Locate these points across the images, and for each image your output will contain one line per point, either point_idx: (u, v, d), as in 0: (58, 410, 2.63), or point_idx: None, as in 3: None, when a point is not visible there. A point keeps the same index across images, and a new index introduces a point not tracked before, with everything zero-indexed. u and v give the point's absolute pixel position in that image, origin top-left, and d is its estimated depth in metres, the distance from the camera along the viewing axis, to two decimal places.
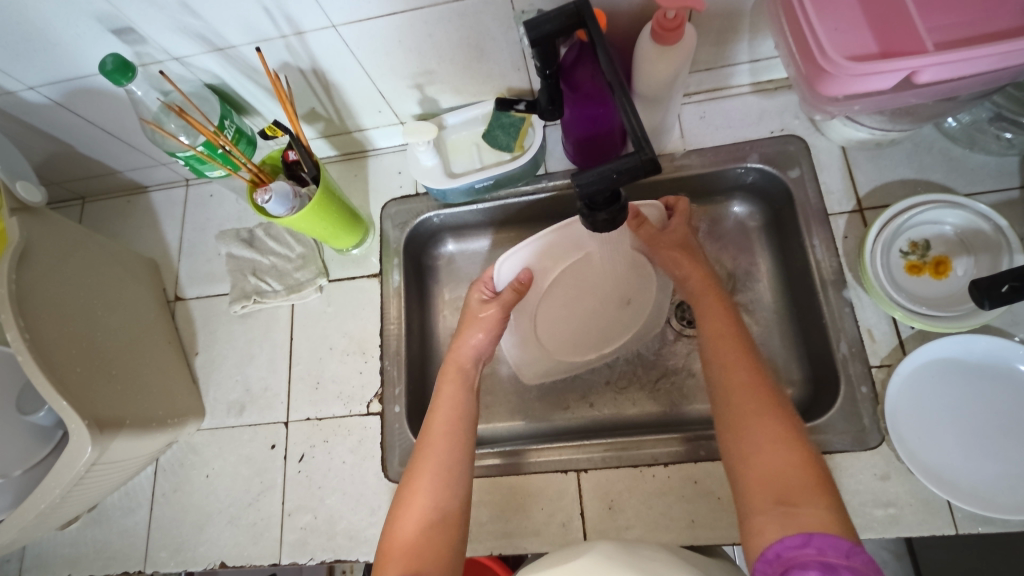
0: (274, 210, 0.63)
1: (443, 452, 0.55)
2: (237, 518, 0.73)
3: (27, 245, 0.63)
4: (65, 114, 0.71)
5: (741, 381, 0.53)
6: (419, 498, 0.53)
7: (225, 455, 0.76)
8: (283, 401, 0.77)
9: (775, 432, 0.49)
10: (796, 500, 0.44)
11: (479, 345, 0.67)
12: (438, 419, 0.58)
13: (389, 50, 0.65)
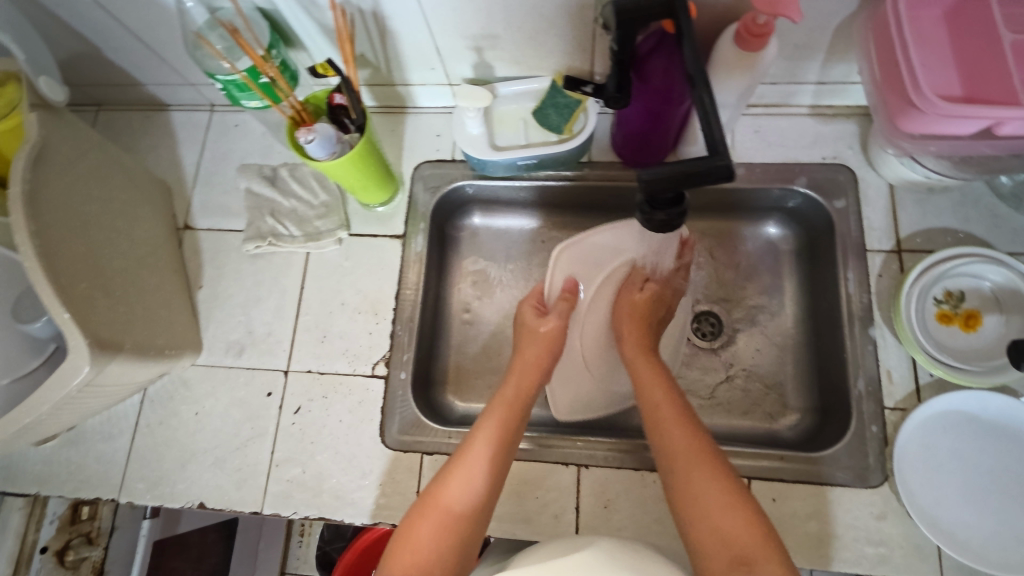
0: (313, 152, 0.60)
1: (467, 470, 0.57)
2: (222, 461, 0.71)
3: (43, 146, 0.59)
4: (101, 14, 0.67)
5: (682, 444, 0.55)
6: (431, 517, 0.54)
7: (217, 395, 0.73)
8: (286, 350, 0.74)
9: (722, 492, 0.50)
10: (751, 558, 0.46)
11: (531, 378, 0.67)
12: (481, 438, 0.59)
13: (459, 5, 0.62)
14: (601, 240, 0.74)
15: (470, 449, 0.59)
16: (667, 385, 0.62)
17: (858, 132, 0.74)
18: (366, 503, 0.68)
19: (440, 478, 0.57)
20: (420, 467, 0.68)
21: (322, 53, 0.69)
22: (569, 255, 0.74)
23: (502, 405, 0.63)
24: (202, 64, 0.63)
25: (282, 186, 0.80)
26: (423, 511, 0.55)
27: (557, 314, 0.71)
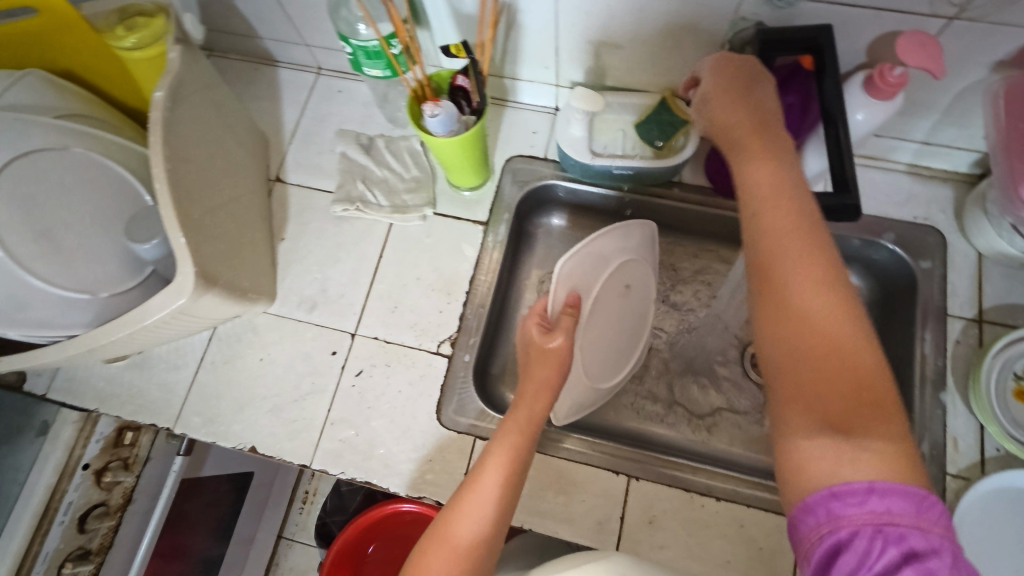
0: (432, 127, 0.63)
1: (479, 496, 0.53)
2: (278, 410, 0.72)
3: (180, 80, 0.61)
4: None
5: (813, 281, 0.42)
6: (442, 543, 0.50)
7: (284, 345, 0.75)
8: (356, 313, 0.76)
9: (845, 341, 0.40)
10: (849, 423, 0.38)
11: (542, 404, 0.59)
12: (493, 467, 0.55)
13: (593, 11, 0.64)
14: (612, 243, 0.67)
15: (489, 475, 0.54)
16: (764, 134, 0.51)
17: (952, 197, 0.74)
18: (413, 476, 0.69)
19: (456, 500, 0.54)
20: (471, 450, 0.69)
21: (446, 35, 0.71)
22: (570, 268, 0.63)
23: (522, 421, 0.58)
24: (343, 28, 0.67)
25: (376, 157, 0.82)
26: (434, 536, 0.51)
27: (563, 330, 0.61)
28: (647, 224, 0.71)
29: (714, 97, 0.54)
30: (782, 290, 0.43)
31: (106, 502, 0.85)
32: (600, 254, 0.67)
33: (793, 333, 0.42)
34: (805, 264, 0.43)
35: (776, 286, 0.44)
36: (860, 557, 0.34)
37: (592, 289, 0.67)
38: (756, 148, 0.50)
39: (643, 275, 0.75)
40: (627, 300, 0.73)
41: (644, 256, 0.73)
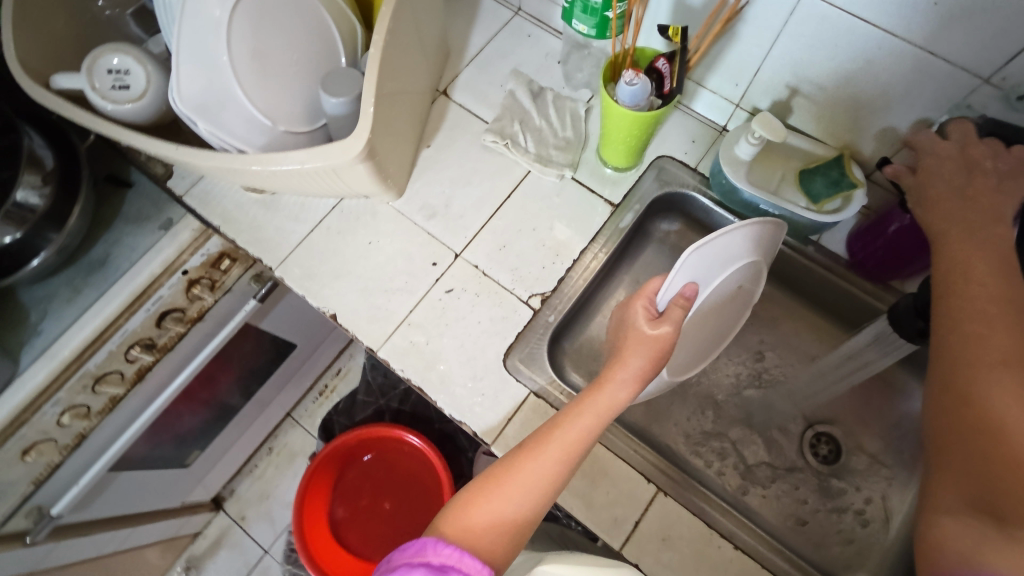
0: (620, 95, 0.65)
1: (535, 468, 0.53)
2: (368, 293, 0.76)
3: None
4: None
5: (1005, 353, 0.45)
6: (491, 501, 0.51)
7: (394, 238, 0.79)
8: (467, 237, 0.78)
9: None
10: (1003, 483, 0.41)
11: (626, 394, 0.56)
12: (561, 440, 0.53)
13: (816, 45, 0.64)
14: (738, 246, 0.65)
15: (549, 445, 0.54)
16: (972, 223, 0.55)
17: None
18: (462, 402, 0.71)
19: (509, 464, 0.53)
20: (523, 401, 0.71)
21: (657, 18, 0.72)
22: (694, 258, 0.61)
23: (599, 408, 0.55)
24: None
25: (540, 106, 0.84)
26: (482, 495, 0.51)
27: (670, 322, 0.58)
28: (776, 232, 0.69)
29: (927, 188, 0.60)
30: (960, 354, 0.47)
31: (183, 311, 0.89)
32: (725, 248, 0.64)
33: (965, 394, 0.46)
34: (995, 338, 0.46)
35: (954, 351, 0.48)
36: None
37: (704, 282, 0.65)
38: (956, 233, 0.55)
39: (749, 282, 0.74)
40: (724, 299, 0.72)
41: (759, 265, 0.72)
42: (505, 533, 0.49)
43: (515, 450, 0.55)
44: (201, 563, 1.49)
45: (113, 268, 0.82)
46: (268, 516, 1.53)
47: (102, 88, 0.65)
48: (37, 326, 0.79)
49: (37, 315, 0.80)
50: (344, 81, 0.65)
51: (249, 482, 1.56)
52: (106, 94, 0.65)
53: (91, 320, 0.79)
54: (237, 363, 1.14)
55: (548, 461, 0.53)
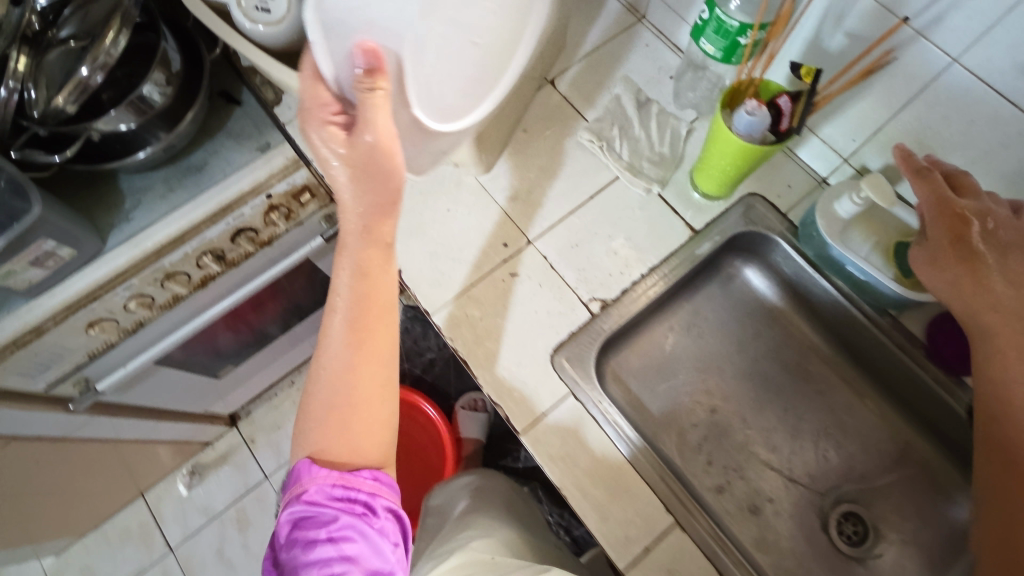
0: (738, 120, 0.65)
1: (347, 370, 0.65)
2: (436, 257, 0.77)
3: None
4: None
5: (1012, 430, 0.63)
6: (340, 431, 0.64)
7: (473, 211, 0.80)
8: (543, 227, 0.79)
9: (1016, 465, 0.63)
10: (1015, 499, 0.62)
11: (360, 216, 0.64)
12: (348, 329, 0.65)
13: (955, 116, 0.67)
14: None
15: (362, 364, 0.65)
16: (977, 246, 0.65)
17: None
18: (501, 385, 0.71)
19: (339, 388, 0.65)
20: (561, 400, 0.71)
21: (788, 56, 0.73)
22: (347, 10, 0.52)
23: (363, 262, 0.65)
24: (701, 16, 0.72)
25: (643, 116, 0.83)
26: (335, 427, 0.64)
27: (381, 115, 0.56)
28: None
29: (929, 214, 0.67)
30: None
31: (256, 232, 0.93)
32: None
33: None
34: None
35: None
36: None
37: (427, 42, 0.53)
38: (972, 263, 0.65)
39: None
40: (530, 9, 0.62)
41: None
42: (373, 446, 0.66)
43: (329, 354, 0.66)
44: (206, 471, 1.56)
45: (208, 176, 0.86)
46: (275, 446, 1.58)
47: (247, 7, 0.67)
48: (128, 214, 0.84)
49: (130, 204, 0.84)
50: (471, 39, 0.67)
51: (266, 409, 1.61)
52: (250, 16, 0.68)
53: (176, 220, 0.84)
54: (286, 295, 1.17)
55: (349, 357, 0.65)
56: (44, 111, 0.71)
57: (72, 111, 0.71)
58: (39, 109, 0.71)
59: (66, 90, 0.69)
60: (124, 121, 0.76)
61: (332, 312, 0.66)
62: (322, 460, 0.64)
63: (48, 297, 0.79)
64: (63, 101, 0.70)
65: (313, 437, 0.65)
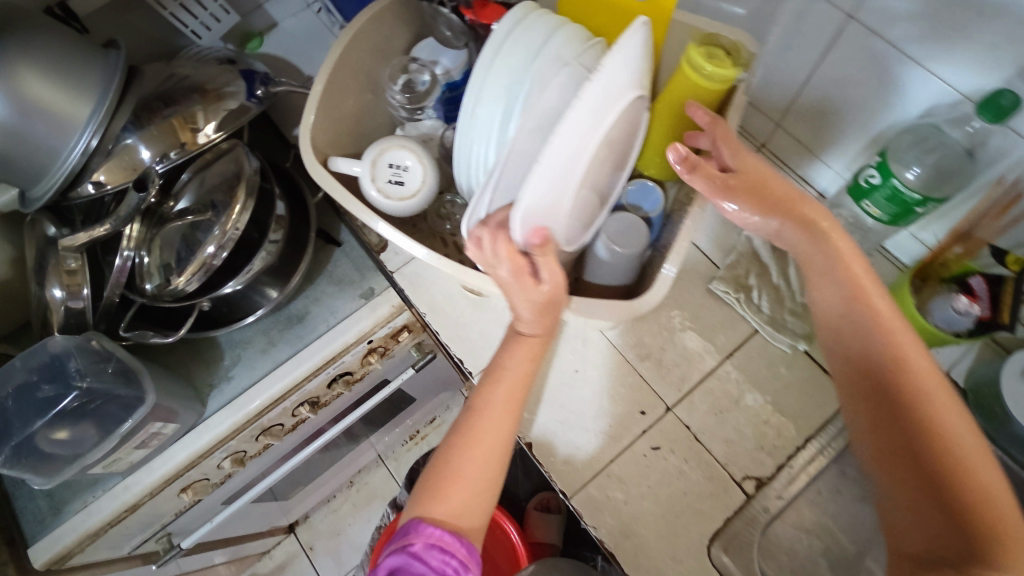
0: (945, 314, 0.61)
1: (478, 432, 0.57)
2: (568, 428, 0.71)
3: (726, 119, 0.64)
4: (837, 50, 0.65)
5: (936, 527, 0.48)
6: (454, 486, 0.55)
7: (604, 373, 0.74)
8: (682, 391, 0.73)
9: (911, 517, 0.50)
10: (979, 543, 0.44)
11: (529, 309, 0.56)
12: (505, 387, 0.59)
13: None
14: (567, 142, 0.48)
15: (489, 419, 0.58)
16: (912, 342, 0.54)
17: None
18: None
19: (468, 440, 0.57)
20: None
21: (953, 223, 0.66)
22: (535, 200, 0.50)
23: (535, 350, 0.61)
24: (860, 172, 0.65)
25: (780, 261, 0.77)
26: (450, 477, 0.55)
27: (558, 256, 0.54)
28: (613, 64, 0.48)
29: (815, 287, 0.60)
30: (914, 453, 0.51)
31: (352, 372, 0.88)
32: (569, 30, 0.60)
33: (962, 479, 0.48)
34: (921, 426, 0.51)
35: (945, 508, 0.47)
36: None
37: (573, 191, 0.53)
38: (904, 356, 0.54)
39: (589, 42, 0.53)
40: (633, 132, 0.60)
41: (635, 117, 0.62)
42: (475, 506, 0.55)
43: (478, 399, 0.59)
44: None
45: (310, 326, 0.81)
46: (335, 553, 1.54)
47: (380, 180, 0.62)
48: (229, 372, 0.79)
49: (230, 360, 0.79)
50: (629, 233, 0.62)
51: (325, 512, 1.57)
52: (381, 186, 0.62)
53: (281, 379, 0.78)
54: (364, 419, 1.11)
55: (491, 398, 0.59)
56: (158, 283, 0.68)
57: (192, 290, 0.67)
58: (153, 281, 0.68)
59: (188, 271, 0.66)
60: (232, 282, 0.71)
61: (495, 380, 0.60)
62: (434, 515, 0.53)
63: (148, 472, 0.74)
64: (184, 282, 0.66)
65: (435, 472, 0.57)
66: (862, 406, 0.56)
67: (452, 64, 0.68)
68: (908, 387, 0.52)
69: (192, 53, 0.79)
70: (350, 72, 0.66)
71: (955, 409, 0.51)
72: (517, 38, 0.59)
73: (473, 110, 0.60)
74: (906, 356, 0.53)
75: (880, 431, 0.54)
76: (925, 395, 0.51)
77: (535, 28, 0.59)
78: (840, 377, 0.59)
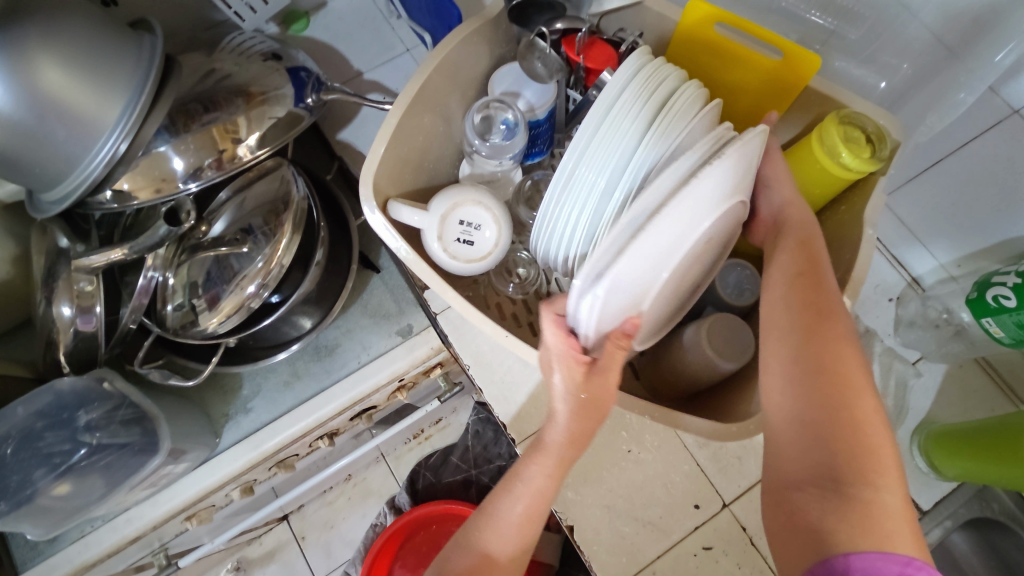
0: None
1: (519, 474, 0.51)
2: (615, 514, 0.65)
3: (847, 207, 0.56)
4: (974, 151, 0.61)
5: (807, 471, 0.39)
6: (482, 529, 0.51)
7: (659, 456, 0.67)
8: (742, 487, 0.67)
9: (791, 440, 0.41)
10: (848, 477, 0.38)
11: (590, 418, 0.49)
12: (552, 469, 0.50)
13: None
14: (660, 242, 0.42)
15: (540, 455, 0.50)
16: (825, 323, 0.43)
17: None
18: None
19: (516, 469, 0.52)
20: None
21: None
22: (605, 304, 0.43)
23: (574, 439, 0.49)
24: (991, 284, 0.58)
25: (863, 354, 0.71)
26: (486, 515, 0.52)
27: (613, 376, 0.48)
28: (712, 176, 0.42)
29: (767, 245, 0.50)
30: (811, 365, 0.41)
31: (376, 405, 0.82)
32: (693, 89, 0.52)
33: (833, 375, 0.41)
34: (808, 330, 0.43)
35: (817, 408, 0.40)
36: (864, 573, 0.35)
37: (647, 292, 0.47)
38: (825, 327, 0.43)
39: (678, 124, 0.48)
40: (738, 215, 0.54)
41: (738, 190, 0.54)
42: (504, 551, 0.50)
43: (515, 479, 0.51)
44: (252, 567, 1.51)
45: (340, 361, 0.74)
46: (326, 547, 1.52)
47: (447, 238, 0.55)
48: (246, 404, 0.72)
49: (249, 390, 0.73)
50: (728, 338, 0.54)
51: (319, 504, 1.54)
52: (447, 245, 0.54)
53: (304, 418, 0.71)
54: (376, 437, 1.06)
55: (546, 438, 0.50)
56: (180, 306, 0.61)
57: (223, 332, 0.61)
58: (176, 302, 0.61)
59: (222, 310, 0.60)
60: (273, 315, 0.65)
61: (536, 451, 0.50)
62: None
63: (151, 506, 0.67)
64: (216, 324, 0.60)
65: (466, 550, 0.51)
66: (781, 340, 0.44)
67: (536, 100, 0.60)
68: (821, 307, 0.44)
69: (235, 46, 0.71)
70: (423, 102, 0.57)
71: (848, 328, 0.43)
72: (635, 94, 0.50)
73: (571, 171, 0.52)
74: (812, 263, 0.46)
75: (792, 334, 0.43)
76: (826, 294, 0.44)
77: (659, 81, 0.51)
78: (770, 322, 0.45)
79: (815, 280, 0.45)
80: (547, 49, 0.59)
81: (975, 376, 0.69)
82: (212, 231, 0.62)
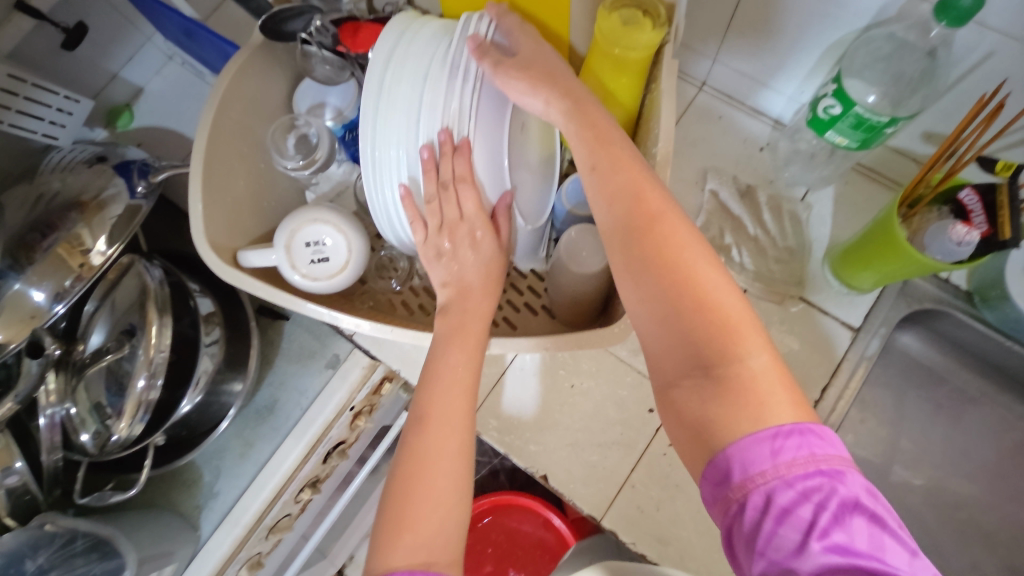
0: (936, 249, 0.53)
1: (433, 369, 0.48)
2: (580, 449, 0.67)
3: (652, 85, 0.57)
4: None
5: (676, 365, 0.39)
6: (409, 483, 0.43)
7: (601, 379, 0.69)
8: None
9: (657, 342, 0.40)
10: (712, 358, 0.38)
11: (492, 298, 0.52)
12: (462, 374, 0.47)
13: None
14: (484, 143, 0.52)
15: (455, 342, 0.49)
16: (655, 224, 0.42)
17: None
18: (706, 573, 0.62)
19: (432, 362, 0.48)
20: None
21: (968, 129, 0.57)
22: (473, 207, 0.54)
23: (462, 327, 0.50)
24: (819, 100, 0.58)
25: (752, 210, 0.72)
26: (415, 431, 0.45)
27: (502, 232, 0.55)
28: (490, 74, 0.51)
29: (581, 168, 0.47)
30: (655, 281, 0.41)
31: (345, 440, 0.82)
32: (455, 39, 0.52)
33: (667, 265, 0.41)
34: (640, 238, 0.42)
35: (668, 302, 0.40)
36: (746, 463, 0.35)
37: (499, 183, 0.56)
38: (654, 232, 0.42)
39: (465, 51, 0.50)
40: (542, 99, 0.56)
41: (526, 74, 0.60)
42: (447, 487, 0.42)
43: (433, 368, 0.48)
44: None
45: (284, 415, 0.75)
46: None
47: (302, 264, 0.55)
48: (212, 488, 0.73)
49: (210, 475, 0.73)
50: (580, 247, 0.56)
51: None
52: (305, 271, 0.55)
53: (268, 480, 0.71)
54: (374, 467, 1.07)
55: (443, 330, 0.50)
56: (95, 432, 0.62)
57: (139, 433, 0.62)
58: (89, 430, 0.62)
59: (127, 413, 0.60)
60: (187, 399, 0.64)
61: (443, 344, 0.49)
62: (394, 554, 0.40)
63: None
64: (127, 427, 0.60)
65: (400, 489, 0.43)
66: (624, 264, 0.43)
67: (342, 102, 0.61)
68: (643, 211, 0.43)
69: (55, 164, 0.70)
70: (230, 147, 0.57)
71: (667, 211, 0.43)
72: (396, 67, 0.50)
73: (373, 156, 0.52)
74: (620, 162, 0.45)
75: (625, 241, 0.43)
76: (644, 193, 0.43)
77: (419, 45, 0.51)
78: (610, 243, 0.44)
79: (636, 183, 0.44)
80: (319, 52, 0.59)
81: (861, 186, 0.71)
82: (90, 345, 0.64)
